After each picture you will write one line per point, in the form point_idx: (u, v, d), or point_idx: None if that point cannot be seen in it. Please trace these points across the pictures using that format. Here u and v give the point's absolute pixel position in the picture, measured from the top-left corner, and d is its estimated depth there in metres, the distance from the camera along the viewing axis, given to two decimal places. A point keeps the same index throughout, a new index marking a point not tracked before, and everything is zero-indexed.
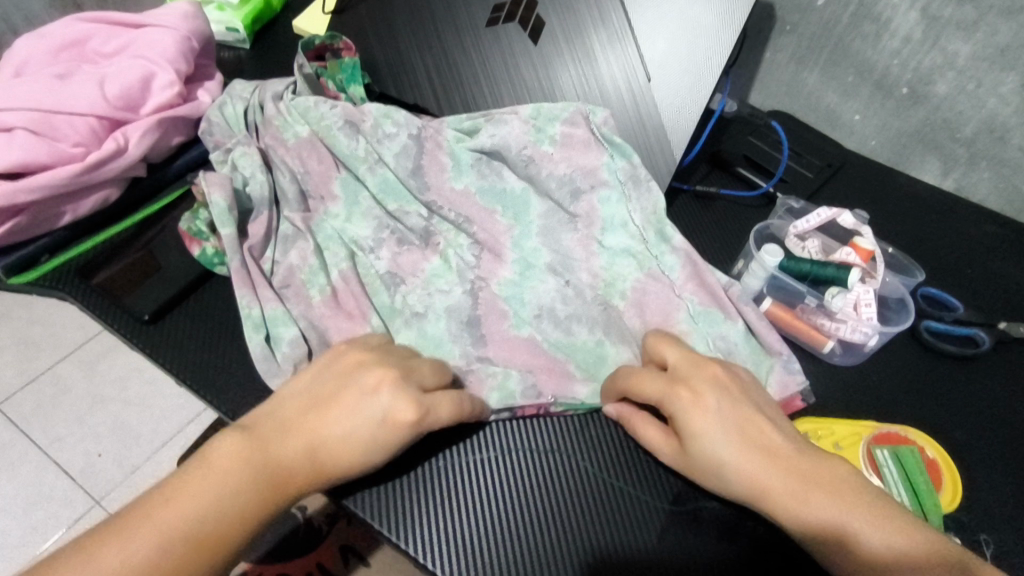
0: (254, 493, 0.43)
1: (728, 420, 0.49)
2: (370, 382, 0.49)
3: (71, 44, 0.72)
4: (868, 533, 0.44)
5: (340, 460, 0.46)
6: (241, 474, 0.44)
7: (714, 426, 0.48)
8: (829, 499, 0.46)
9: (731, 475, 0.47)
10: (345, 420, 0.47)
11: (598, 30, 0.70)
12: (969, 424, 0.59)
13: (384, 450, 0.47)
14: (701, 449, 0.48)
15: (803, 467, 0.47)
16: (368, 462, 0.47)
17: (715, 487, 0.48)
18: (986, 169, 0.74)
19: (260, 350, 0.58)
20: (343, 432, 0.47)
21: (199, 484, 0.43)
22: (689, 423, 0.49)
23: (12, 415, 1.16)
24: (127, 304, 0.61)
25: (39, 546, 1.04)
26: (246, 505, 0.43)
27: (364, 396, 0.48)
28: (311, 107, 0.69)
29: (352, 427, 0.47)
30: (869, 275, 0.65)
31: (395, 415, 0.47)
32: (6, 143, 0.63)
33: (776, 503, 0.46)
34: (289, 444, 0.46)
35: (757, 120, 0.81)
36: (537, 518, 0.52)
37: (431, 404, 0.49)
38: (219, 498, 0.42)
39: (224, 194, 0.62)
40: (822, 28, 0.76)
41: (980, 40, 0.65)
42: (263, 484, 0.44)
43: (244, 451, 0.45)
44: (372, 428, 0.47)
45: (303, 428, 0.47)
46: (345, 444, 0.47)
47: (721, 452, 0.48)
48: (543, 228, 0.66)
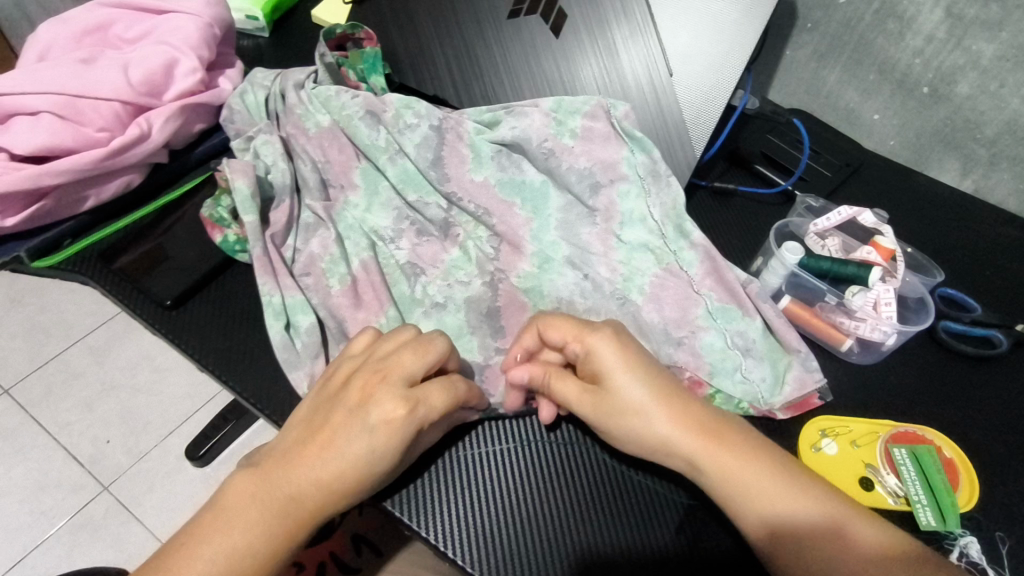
0: (270, 533, 0.43)
1: (650, 375, 0.50)
2: (357, 397, 0.47)
3: (94, 30, 0.73)
4: (785, 504, 0.46)
5: (346, 480, 0.44)
6: (252, 514, 0.43)
7: (634, 375, 0.50)
8: (750, 467, 0.48)
9: (649, 431, 0.49)
10: (342, 439, 0.45)
11: (620, 23, 0.70)
12: (986, 424, 0.60)
13: (386, 455, 0.45)
14: (622, 398, 0.50)
15: (726, 432, 0.49)
16: (374, 473, 0.45)
17: (625, 435, 0.50)
18: (1006, 170, 0.74)
19: (279, 338, 0.58)
20: (341, 451, 0.45)
21: (214, 534, 0.42)
22: (610, 368, 0.50)
23: (23, 399, 1.16)
24: (149, 289, 0.62)
25: (48, 530, 1.04)
26: (267, 544, 0.42)
27: (356, 412, 0.46)
28: (333, 96, 0.69)
29: (349, 443, 0.45)
30: (890, 275, 0.64)
31: (387, 417, 0.45)
32: (32, 127, 0.63)
33: (695, 464, 0.49)
34: (293, 476, 0.44)
35: (779, 116, 0.80)
36: (555, 511, 0.52)
37: (420, 395, 0.47)
38: (236, 542, 0.42)
39: (248, 180, 0.62)
40: (845, 25, 0.75)
41: (1005, 40, 0.65)
42: (278, 520, 0.43)
43: (251, 492, 0.44)
44: (367, 439, 0.45)
45: (303, 456, 0.45)
46: (346, 462, 0.44)
47: (639, 404, 0.49)
48: (562, 221, 0.66)
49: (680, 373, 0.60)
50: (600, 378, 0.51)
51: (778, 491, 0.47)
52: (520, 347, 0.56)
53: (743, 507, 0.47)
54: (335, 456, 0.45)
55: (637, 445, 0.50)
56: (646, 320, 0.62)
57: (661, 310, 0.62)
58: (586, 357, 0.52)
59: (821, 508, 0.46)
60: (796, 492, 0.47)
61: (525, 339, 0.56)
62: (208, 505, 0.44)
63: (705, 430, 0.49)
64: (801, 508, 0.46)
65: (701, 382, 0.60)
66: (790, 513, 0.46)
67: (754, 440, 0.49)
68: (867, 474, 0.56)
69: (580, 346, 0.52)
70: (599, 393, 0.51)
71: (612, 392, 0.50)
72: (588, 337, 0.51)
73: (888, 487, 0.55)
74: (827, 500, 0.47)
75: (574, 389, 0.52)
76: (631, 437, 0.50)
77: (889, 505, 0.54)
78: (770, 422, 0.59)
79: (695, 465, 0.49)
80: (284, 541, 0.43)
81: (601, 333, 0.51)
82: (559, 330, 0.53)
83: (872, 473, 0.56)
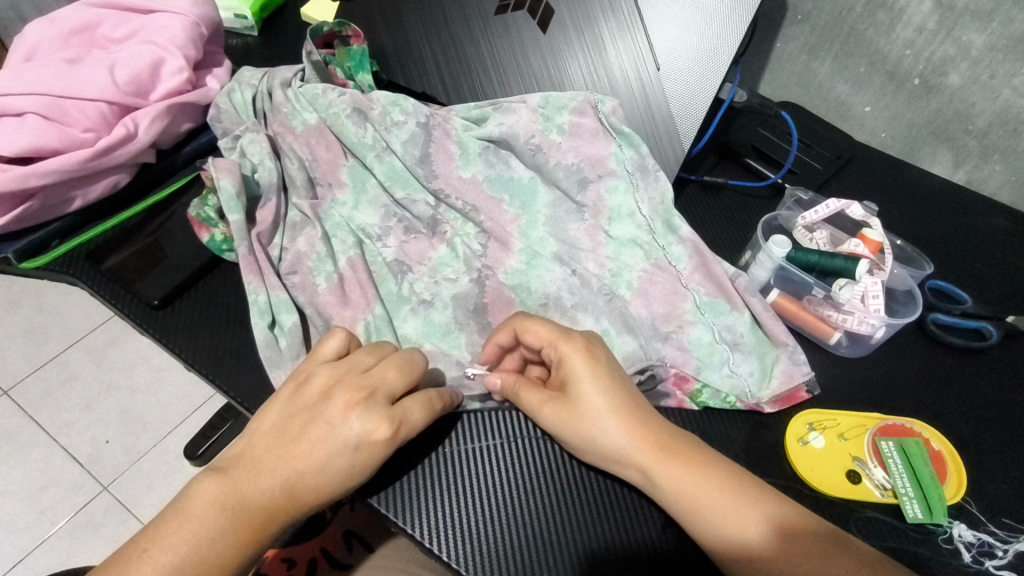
0: (234, 539, 0.43)
1: (614, 385, 0.51)
2: (338, 410, 0.47)
3: (81, 30, 0.73)
4: (750, 514, 0.46)
5: (318, 494, 0.45)
6: (218, 522, 0.43)
7: (600, 383, 0.51)
8: (703, 479, 0.48)
9: (605, 439, 0.50)
10: (318, 454, 0.45)
11: (608, 19, 0.69)
12: (976, 418, 0.59)
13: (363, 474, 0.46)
14: (583, 404, 0.50)
15: (681, 447, 0.49)
16: (345, 490, 0.46)
17: (582, 443, 0.51)
18: (998, 162, 0.73)
19: (263, 336, 0.58)
20: (318, 465, 0.45)
21: (174, 538, 0.42)
22: (576, 377, 0.51)
23: (22, 400, 1.17)
24: (136, 289, 0.62)
25: (48, 529, 1.05)
26: (229, 551, 0.42)
27: (339, 430, 0.46)
28: (320, 94, 0.69)
29: (327, 459, 0.45)
30: (877, 267, 0.64)
31: (369, 436, 0.46)
32: (17, 128, 0.63)
33: (648, 475, 0.49)
34: (262, 486, 0.44)
35: (767, 109, 0.80)
36: (540, 509, 0.52)
37: (402, 414, 0.48)
38: (197, 546, 0.42)
39: (233, 179, 0.62)
40: (834, 17, 0.75)
41: (996, 30, 0.64)
42: (240, 528, 0.43)
43: (218, 499, 0.44)
44: (347, 458, 0.46)
45: (277, 469, 0.45)
46: (321, 478, 0.45)
47: (595, 413, 0.50)
48: (550, 217, 0.66)
49: (667, 368, 0.59)
50: (568, 386, 0.51)
51: (737, 505, 0.47)
52: (492, 345, 0.56)
53: (703, 521, 0.47)
54: (310, 472, 0.45)
55: (596, 456, 0.51)
56: (634, 316, 0.62)
57: (649, 305, 0.62)
58: (559, 364, 0.52)
59: (785, 519, 0.46)
60: (755, 503, 0.47)
61: (500, 338, 0.55)
62: (169, 507, 0.44)
63: (660, 442, 0.49)
64: (761, 522, 0.46)
65: (687, 378, 0.59)
66: (749, 529, 0.46)
67: (718, 459, 0.49)
68: (855, 467, 0.56)
69: (554, 353, 0.52)
70: (561, 403, 0.52)
71: (576, 399, 0.51)
72: (562, 345, 0.52)
73: (875, 480, 0.55)
74: (791, 511, 0.47)
75: (536, 399, 0.53)
76: (589, 446, 0.50)
77: (876, 498, 0.54)
78: (759, 416, 0.59)
79: (649, 477, 0.49)
80: (245, 548, 0.43)
81: (573, 343, 0.52)
82: (535, 334, 0.53)
83: (859, 466, 0.56)
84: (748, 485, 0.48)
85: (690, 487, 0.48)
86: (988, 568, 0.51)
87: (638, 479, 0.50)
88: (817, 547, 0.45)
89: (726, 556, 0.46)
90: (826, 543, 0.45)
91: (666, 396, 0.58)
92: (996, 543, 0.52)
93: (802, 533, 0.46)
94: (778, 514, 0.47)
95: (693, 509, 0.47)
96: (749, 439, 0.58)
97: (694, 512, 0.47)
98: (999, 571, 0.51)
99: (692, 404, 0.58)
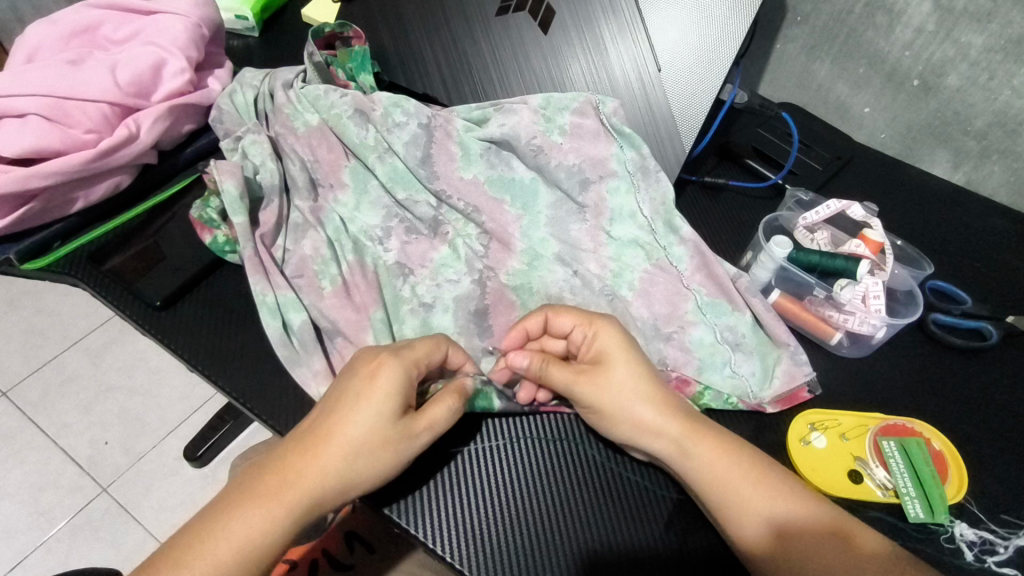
0: (275, 503, 0.44)
1: (643, 359, 0.54)
2: (347, 367, 0.50)
3: (83, 31, 0.73)
4: (771, 497, 0.47)
5: (344, 443, 0.45)
6: (252, 482, 0.45)
7: (631, 355, 0.53)
8: (730, 456, 0.49)
9: (641, 409, 0.51)
10: (336, 405, 0.47)
11: (609, 20, 0.70)
12: (976, 418, 0.60)
13: (383, 413, 0.47)
14: (617, 373, 0.52)
15: (709, 424, 0.51)
16: (358, 427, 0.46)
17: (620, 413, 0.51)
18: (997, 162, 0.73)
19: (275, 335, 0.58)
20: (336, 414, 0.47)
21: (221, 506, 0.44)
22: (611, 348, 0.53)
23: (21, 401, 1.17)
24: (139, 289, 0.62)
25: (48, 531, 1.05)
26: (260, 505, 0.44)
27: (352, 380, 0.48)
28: (322, 96, 0.69)
29: (344, 406, 0.47)
30: (878, 267, 0.64)
31: (366, 371, 0.48)
32: (19, 129, 0.63)
33: (680, 448, 0.50)
34: (293, 450, 0.46)
35: (768, 111, 0.80)
36: (545, 508, 0.52)
37: (408, 353, 0.50)
38: (236, 506, 0.44)
39: (236, 181, 0.62)
40: (834, 18, 0.75)
41: (994, 32, 0.65)
42: (267, 482, 0.44)
43: (256, 474, 0.45)
44: (351, 396, 0.47)
45: (305, 432, 0.47)
46: (343, 424, 0.46)
47: (631, 382, 0.52)
48: (552, 218, 0.66)
49: (667, 372, 0.59)
50: (602, 358, 0.53)
51: (757, 493, 0.48)
52: (520, 328, 0.57)
53: (726, 508, 0.47)
54: (334, 423, 0.46)
55: (625, 427, 0.51)
56: (635, 316, 0.62)
57: (650, 305, 0.62)
58: (591, 340, 0.54)
59: (796, 515, 0.47)
60: (773, 495, 0.47)
61: (531, 321, 0.57)
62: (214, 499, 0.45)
63: (688, 416, 0.51)
64: (774, 513, 0.47)
65: (689, 381, 0.59)
66: (761, 519, 0.47)
67: (738, 442, 0.50)
68: (857, 467, 0.56)
69: (588, 329, 0.54)
70: (595, 373, 0.53)
71: (610, 369, 0.52)
72: (595, 322, 0.54)
73: (877, 480, 0.55)
74: (806, 504, 0.47)
75: (568, 373, 0.53)
76: (622, 416, 0.51)
77: (878, 498, 0.54)
78: (761, 416, 0.59)
79: (680, 448, 0.50)
80: (288, 510, 0.44)
81: (607, 320, 0.54)
82: (568, 314, 0.55)
83: (861, 466, 0.56)
84: (766, 469, 0.49)
85: (718, 462, 0.49)
86: (990, 566, 0.51)
87: (669, 451, 0.50)
88: (827, 544, 0.46)
89: (740, 533, 0.47)
90: (837, 543, 0.46)
91: None
92: (996, 539, 0.52)
93: (809, 530, 0.46)
94: (794, 508, 0.47)
95: (720, 485, 0.48)
96: (751, 439, 0.58)
97: (721, 488, 0.48)
98: (1001, 568, 0.51)
99: (695, 406, 0.59)
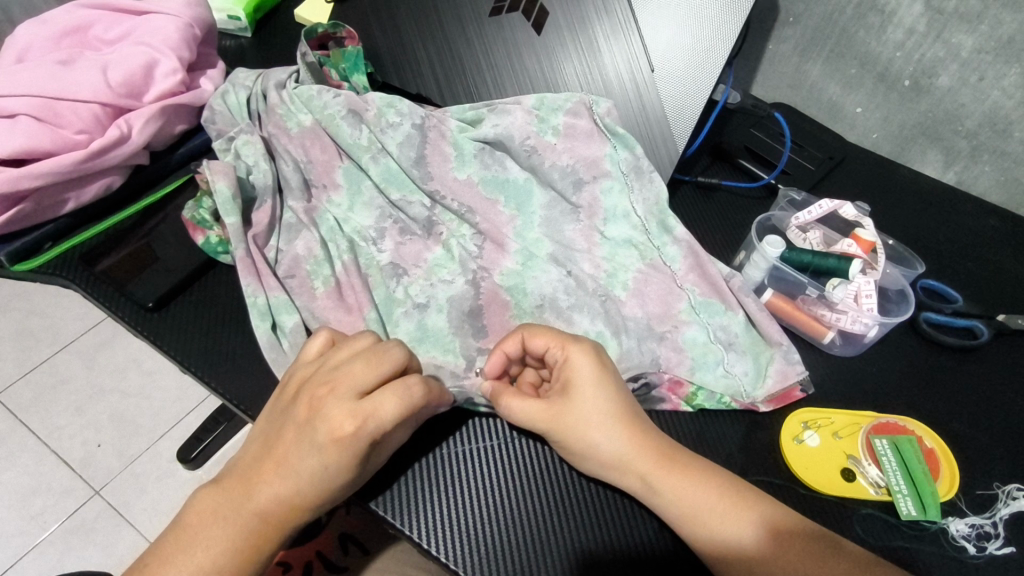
0: (234, 550, 0.44)
1: (615, 391, 0.52)
2: (295, 391, 0.48)
3: (73, 31, 0.72)
4: (743, 520, 0.47)
5: (303, 499, 0.45)
6: (215, 511, 0.45)
7: (601, 389, 0.51)
8: (699, 485, 0.48)
9: (606, 446, 0.50)
10: (293, 458, 0.45)
11: (602, 20, 0.70)
12: (968, 416, 0.60)
13: (345, 466, 0.45)
14: (585, 409, 0.51)
15: (679, 456, 0.50)
16: (309, 462, 0.44)
17: (585, 449, 0.51)
18: (988, 162, 0.74)
19: (265, 338, 0.58)
20: (295, 471, 0.45)
21: (188, 541, 0.44)
22: (582, 377, 0.51)
23: (12, 404, 1.16)
24: (130, 291, 0.62)
25: (39, 534, 1.04)
26: (224, 534, 0.44)
27: (303, 408, 0.46)
28: (315, 96, 0.68)
29: (301, 461, 0.45)
30: (870, 267, 0.64)
31: (314, 401, 0.46)
32: (9, 129, 0.63)
33: (647, 483, 0.49)
34: (251, 496, 0.45)
35: (760, 111, 0.80)
36: (538, 510, 0.52)
37: (369, 407, 0.45)
38: (202, 533, 0.44)
39: (228, 182, 0.62)
40: (826, 19, 0.76)
41: (984, 32, 0.65)
42: (231, 511, 0.45)
43: (217, 510, 0.45)
44: (301, 426, 0.46)
45: (260, 476, 0.45)
46: (304, 478, 0.44)
47: (600, 419, 0.50)
48: (545, 219, 0.67)
49: (660, 374, 0.59)
50: (570, 387, 0.52)
51: (728, 516, 0.47)
52: (500, 353, 0.55)
53: (695, 532, 0.47)
54: (292, 452, 0.45)
55: (591, 463, 0.51)
56: (629, 316, 0.62)
57: (644, 305, 0.63)
58: (563, 365, 0.53)
59: (777, 520, 0.47)
60: (748, 507, 0.47)
61: (508, 345, 0.55)
62: (175, 522, 0.46)
63: (659, 451, 0.50)
64: (749, 530, 0.47)
65: (681, 382, 0.59)
66: (731, 538, 0.46)
67: (709, 466, 0.50)
68: (849, 465, 0.56)
69: (560, 354, 0.53)
70: (562, 405, 0.51)
71: (578, 402, 0.51)
72: (569, 347, 0.52)
73: (869, 477, 0.55)
74: (782, 512, 0.48)
75: (530, 408, 0.52)
76: (587, 453, 0.51)
77: (871, 495, 0.55)
78: (753, 415, 0.59)
79: (648, 485, 0.49)
80: (247, 560, 0.44)
81: (582, 345, 0.53)
82: (542, 338, 0.53)
83: (853, 464, 0.56)
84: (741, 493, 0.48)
85: (686, 494, 0.48)
86: (991, 553, 0.52)
87: (636, 486, 0.50)
88: (814, 547, 0.46)
89: (720, 561, 0.46)
90: (826, 545, 0.46)
91: (660, 401, 0.59)
92: (985, 522, 0.54)
93: (792, 533, 0.47)
94: (772, 515, 0.48)
95: (692, 515, 0.48)
96: (745, 438, 0.58)
97: (693, 516, 0.48)
98: (1000, 551, 0.52)
99: (688, 407, 0.59)
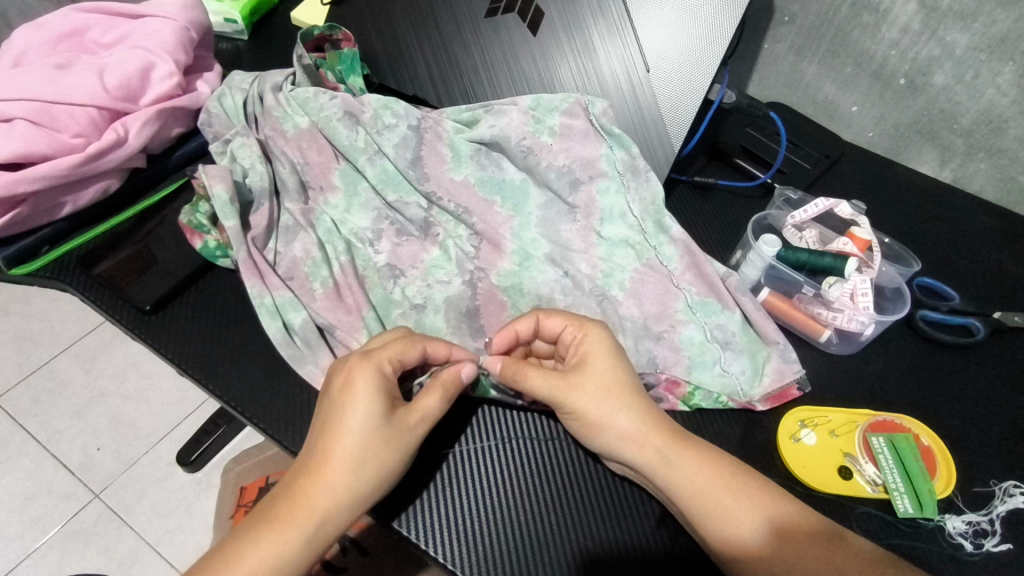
0: (292, 526, 0.45)
1: (628, 368, 0.54)
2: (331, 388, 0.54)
3: (70, 35, 0.72)
4: (750, 509, 0.47)
5: (343, 455, 0.46)
6: (274, 495, 0.47)
7: (617, 362, 0.53)
8: (710, 471, 0.49)
9: (623, 417, 0.51)
10: (328, 422, 0.48)
11: (598, 21, 0.70)
12: (966, 414, 0.60)
13: (371, 416, 0.48)
14: (601, 379, 0.52)
15: (691, 440, 0.51)
16: (341, 417, 0.48)
17: (604, 419, 0.51)
18: (983, 160, 0.74)
19: (279, 337, 0.58)
20: (331, 431, 0.48)
21: (251, 525, 0.45)
22: (597, 352, 0.53)
23: (12, 408, 1.16)
24: (128, 294, 0.62)
25: (40, 538, 1.04)
26: (281, 506, 0.46)
27: (330, 392, 0.50)
28: (311, 98, 0.69)
29: (334, 422, 0.48)
30: (865, 265, 0.65)
31: (336, 371, 0.52)
32: (5, 134, 0.63)
33: (664, 458, 0.50)
34: (306, 477, 0.46)
35: (756, 110, 0.80)
36: (537, 510, 0.52)
37: (377, 355, 0.51)
38: (264, 512, 0.46)
39: (226, 186, 0.62)
40: (821, 18, 0.76)
41: (979, 31, 0.65)
42: (285, 488, 0.47)
43: (275, 494, 0.47)
44: (331, 395, 0.50)
45: (307, 457, 0.48)
46: (338, 438, 0.47)
47: (616, 388, 0.52)
48: (542, 219, 0.67)
49: (657, 374, 0.59)
50: (585, 361, 0.53)
51: (740, 500, 0.48)
52: (510, 330, 0.55)
53: (705, 514, 0.48)
54: (326, 419, 0.48)
55: (606, 437, 0.51)
56: (625, 316, 0.62)
57: (641, 305, 0.63)
58: (579, 343, 0.54)
59: (779, 514, 0.47)
60: (758, 495, 0.48)
61: (520, 324, 0.55)
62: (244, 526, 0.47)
63: (672, 431, 0.51)
64: (760, 520, 0.47)
65: (678, 382, 0.59)
66: (739, 526, 0.47)
67: (718, 453, 0.50)
68: (846, 463, 0.56)
69: (577, 332, 0.54)
70: (579, 375, 0.52)
71: (594, 373, 0.52)
72: (584, 324, 0.54)
73: (867, 476, 0.55)
74: (791, 506, 0.48)
75: (548, 378, 0.52)
76: (604, 424, 0.51)
77: (868, 493, 0.55)
78: (751, 414, 0.59)
79: (665, 459, 0.49)
80: (302, 522, 0.45)
81: (596, 323, 0.55)
82: (558, 317, 0.55)
83: (850, 462, 0.56)
84: (751, 481, 0.49)
85: (698, 474, 0.49)
86: (988, 550, 0.52)
87: (653, 461, 0.50)
88: (815, 541, 0.46)
89: (726, 548, 0.46)
90: (829, 539, 0.46)
91: (658, 401, 0.59)
92: (982, 519, 0.54)
93: (800, 531, 0.47)
94: (778, 511, 0.48)
95: (703, 496, 0.48)
96: (742, 437, 0.58)
97: (705, 497, 0.48)
98: (997, 549, 0.52)
99: (685, 407, 0.59)
